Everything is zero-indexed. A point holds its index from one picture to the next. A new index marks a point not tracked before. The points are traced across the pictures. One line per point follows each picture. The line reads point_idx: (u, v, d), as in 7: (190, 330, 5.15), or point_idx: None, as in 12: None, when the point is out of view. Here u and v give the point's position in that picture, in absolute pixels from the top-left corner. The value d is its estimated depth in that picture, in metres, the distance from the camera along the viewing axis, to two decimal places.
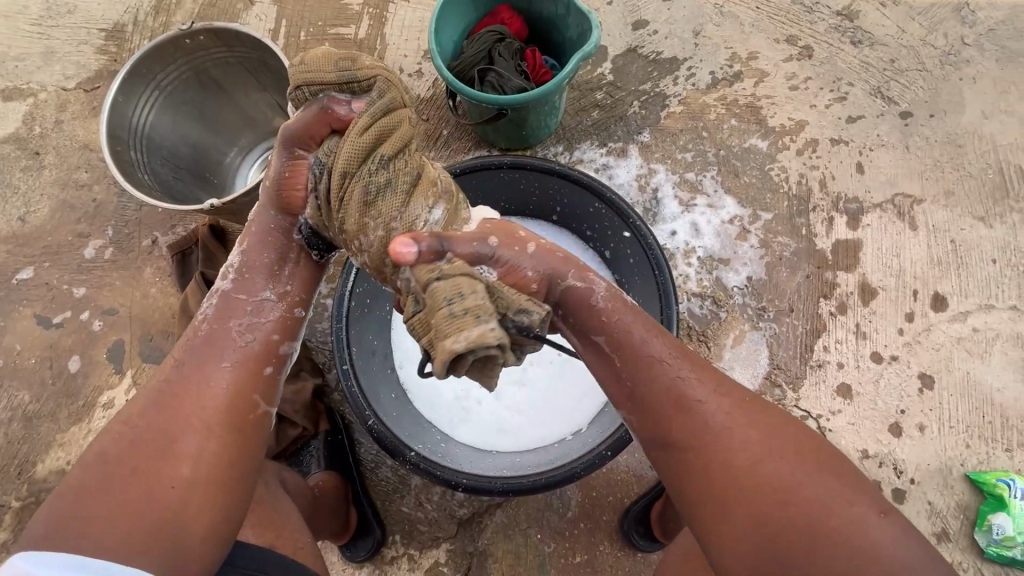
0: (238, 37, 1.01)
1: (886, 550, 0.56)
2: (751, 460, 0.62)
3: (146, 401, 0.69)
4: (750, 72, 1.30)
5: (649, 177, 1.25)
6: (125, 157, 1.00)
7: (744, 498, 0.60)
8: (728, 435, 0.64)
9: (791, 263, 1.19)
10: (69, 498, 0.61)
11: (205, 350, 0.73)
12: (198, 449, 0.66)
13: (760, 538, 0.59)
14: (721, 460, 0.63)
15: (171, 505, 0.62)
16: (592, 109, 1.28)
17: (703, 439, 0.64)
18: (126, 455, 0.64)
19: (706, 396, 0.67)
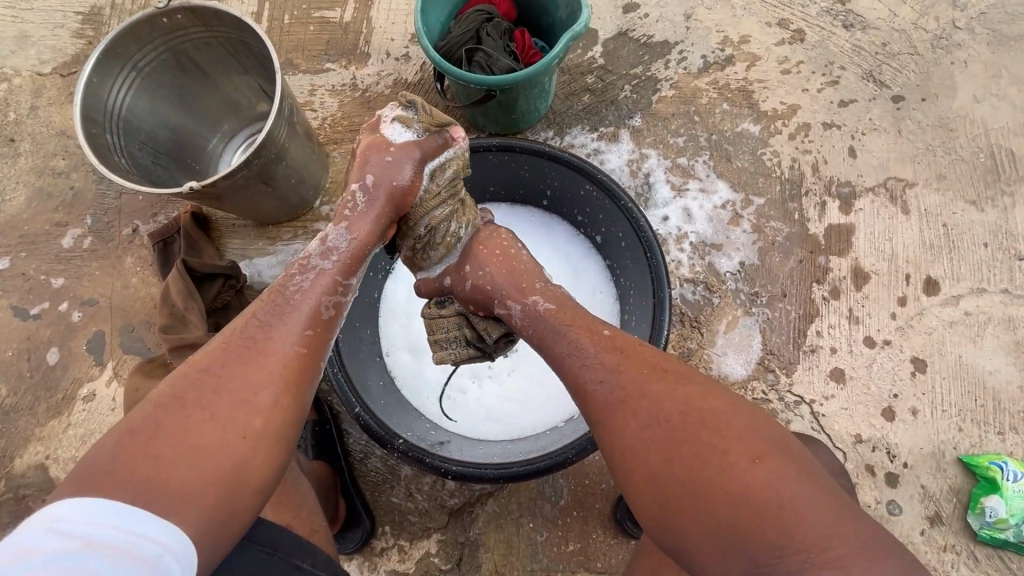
0: (218, 18, 0.98)
1: (784, 506, 0.52)
2: (658, 434, 0.58)
3: (215, 349, 0.64)
4: (742, 55, 1.29)
5: (641, 162, 1.23)
6: (101, 141, 0.96)
7: (650, 473, 0.57)
8: (628, 410, 0.61)
9: (783, 248, 1.18)
10: (128, 440, 0.56)
11: (284, 309, 0.68)
12: (270, 411, 0.61)
13: (671, 511, 0.56)
14: (629, 431, 0.60)
15: (236, 468, 0.57)
16: (583, 94, 1.26)
17: (611, 409, 0.62)
18: (196, 402, 0.59)
19: (607, 373, 0.64)
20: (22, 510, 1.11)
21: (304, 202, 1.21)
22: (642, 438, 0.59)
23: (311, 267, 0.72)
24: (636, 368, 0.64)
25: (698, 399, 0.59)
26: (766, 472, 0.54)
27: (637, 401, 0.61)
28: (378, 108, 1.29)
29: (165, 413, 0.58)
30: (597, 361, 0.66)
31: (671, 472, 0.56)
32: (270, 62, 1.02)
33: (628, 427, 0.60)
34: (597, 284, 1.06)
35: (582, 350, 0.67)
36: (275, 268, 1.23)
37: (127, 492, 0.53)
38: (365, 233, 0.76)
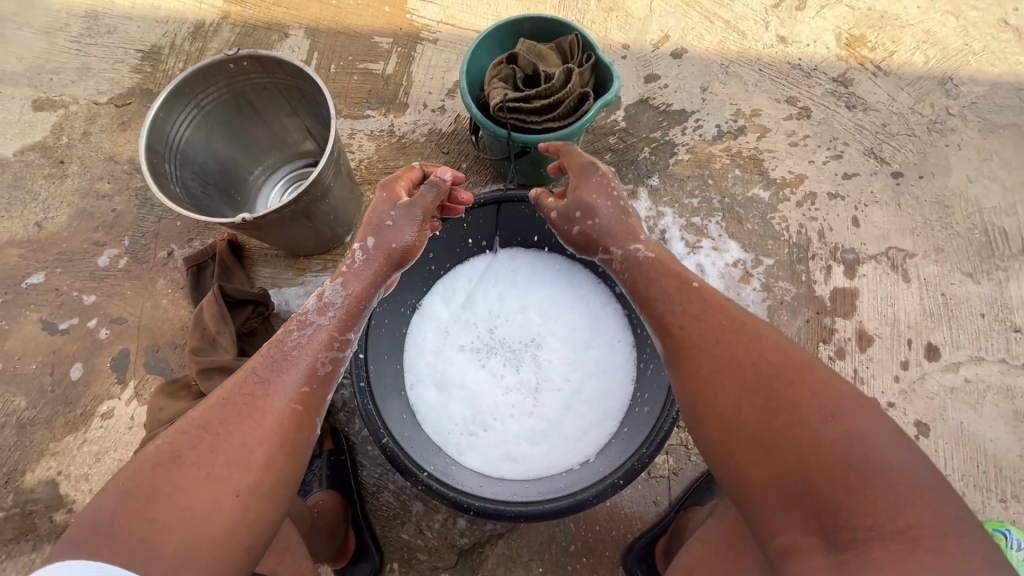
0: (280, 67, 1.07)
1: (859, 441, 0.58)
2: (750, 394, 0.67)
3: (209, 409, 0.67)
4: (754, 127, 1.39)
5: (658, 219, 1.31)
6: (160, 170, 1.02)
7: (746, 445, 0.65)
8: (717, 364, 0.72)
9: (791, 308, 1.24)
10: (118, 501, 0.59)
11: (280, 366, 0.72)
12: (261, 467, 0.65)
13: (771, 483, 0.62)
14: (713, 375, 0.71)
15: (228, 529, 0.61)
16: (605, 153, 1.35)
17: (699, 360, 0.74)
18: (193, 462, 0.62)
19: (688, 321, 0.78)
20: (27, 526, 1.10)
21: (337, 238, 1.27)
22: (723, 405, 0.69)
23: (300, 328, 0.77)
24: (718, 316, 0.77)
25: (771, 351, 0.70)
26: (827, 424, 0.60)
27: (721, 350, 0.73)
28: (413, 154, 1.37)
29: (161, 472, 0.61)
30: (699, 324, 0.77)
31: (758, 494, 0.63)
32: (323, 108, 1.10)
33: (713, 388, 0.71)
34: (615, 332, 1.10)
35: (666, 299, 0.82)
36: (302, 297, 1.27)
37: (113, 552, 0.55)
38: (357, 292, 0.83)
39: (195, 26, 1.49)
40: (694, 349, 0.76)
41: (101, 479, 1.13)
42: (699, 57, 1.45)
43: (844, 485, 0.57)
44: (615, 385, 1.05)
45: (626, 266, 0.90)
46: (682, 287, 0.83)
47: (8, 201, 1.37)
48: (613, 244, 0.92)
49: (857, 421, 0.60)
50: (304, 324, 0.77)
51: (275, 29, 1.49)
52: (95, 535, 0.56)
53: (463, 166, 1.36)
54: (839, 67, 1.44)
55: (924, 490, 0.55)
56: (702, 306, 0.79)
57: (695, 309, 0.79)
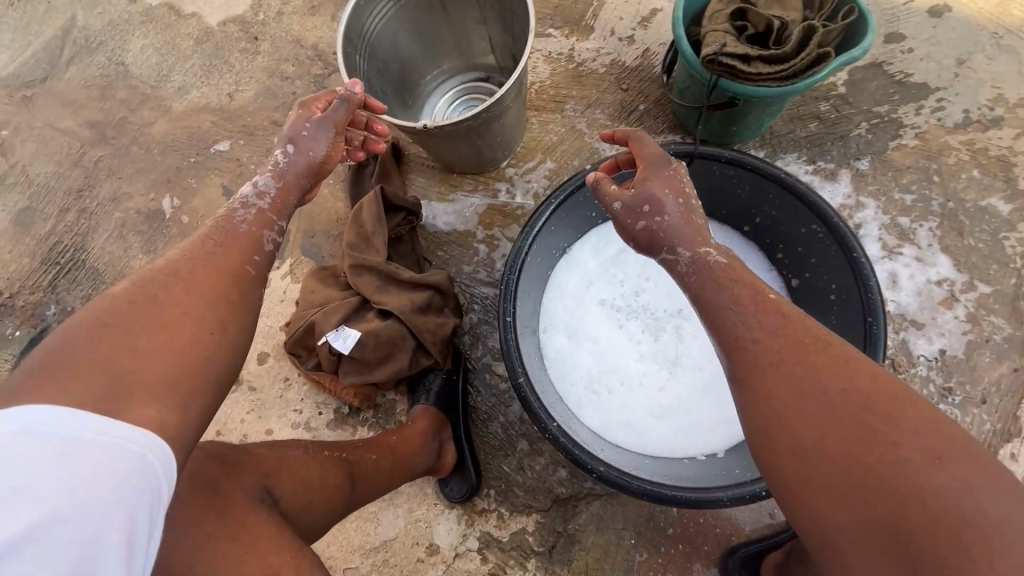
0: None
1: (983, 506, 0.46)
2: (842, 431, 0.52)
3: (152, 270, 0.62)
4: (1015, 120, 1.11)
5: (855, 210, 1.11)
6: (352, 61, 1.02)
7: (836, 490, 0.51)
8: (806, 394, 0.55)
9: (998, 349, 1.03)
10: (61, 345, 0.53)
11: (231, 237, 0.70)
12: (203, 329, 0.60)
13: (865, 536, 0.49)
14: (793, 411, 0.55)
15: (186, 373, 0.57)
16: (810, 120, 1.16)
17: (778, 392, 0.57)
18: (151, 315, 0.58)
19: (763, 334, 0.61)
20: None
21: (494, 161, 1.23)
22: (808, 449, 0.54)
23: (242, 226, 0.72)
24: (792, 326, 0.60)
25: (865, 381, 0.54)
26: (933, 469, 0.48)
27: (805, 376, 0.56)
28: (588, 85, 1.26)
29: (112, 332, 0.55)
30: (770, 332, 0.60)
31: (853, 560, 0.51)
32: (516, 19, 1.03)
33: (795, 428, 0.55)
34: None
35: (729, 309, 0.64)
36: (450, 215, 1.26)
37: (64, 391, 0.50)
38: (291, 184, 0.78)
39: None
40: (775, 378, 0.58)
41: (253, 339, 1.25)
42: (966, 20, 1.16)
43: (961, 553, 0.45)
44: None
45: (692, 273, 0.68)
46: (754, 291, 0.64)
47: (209, 68, 1.47)
48: (681, 245, 0.70)
49: (970, 473, 0.48)
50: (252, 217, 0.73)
51: None
52: (55, 370, 0.51)
53: (639, 108, 1.23)
54: None
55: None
56: (781, 318, 0.61)
57: (772, 323, 0.61)
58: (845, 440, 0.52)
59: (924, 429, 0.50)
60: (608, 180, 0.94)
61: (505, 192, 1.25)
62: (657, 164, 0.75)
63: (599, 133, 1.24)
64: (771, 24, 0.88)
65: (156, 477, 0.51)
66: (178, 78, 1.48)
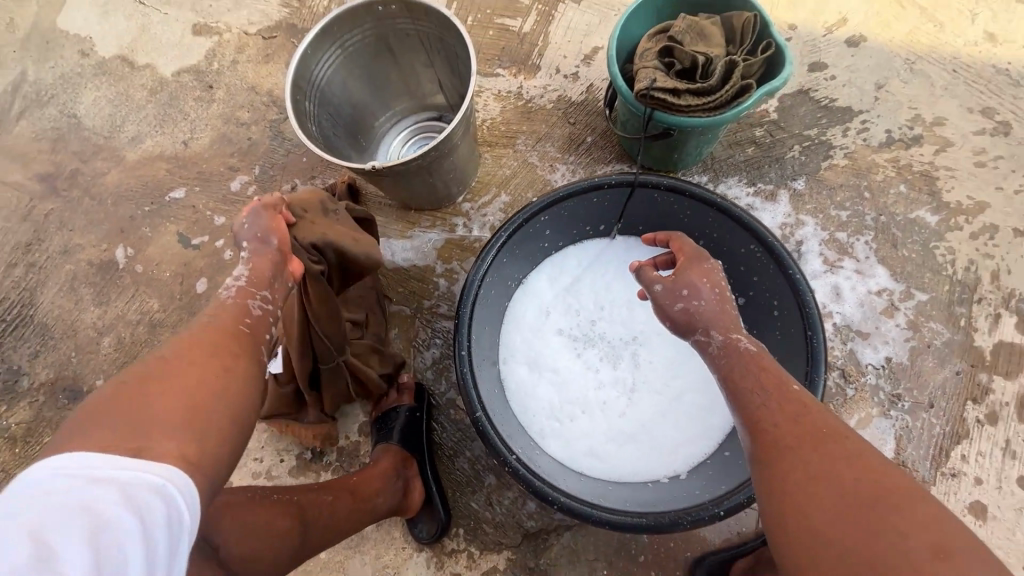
0: (427, 15, 1.04)
1: None
2: (852, 514, 0.52)
3: (187, 342, 0.61)
4: (933, 138, 1.19)
5: (796, 228, 1.17)
6: (301, 107, 1.04)
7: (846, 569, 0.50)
8: (816, 475, 0.57)
9: (940, 354, 1.07)
10: (119, 390, 0.55)
11: (221, 311, 0.67)
12: (211, 421, 0.56)
13: None
14: (808, 495, 0.56)
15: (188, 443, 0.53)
16: (747, 145, 1.22)
17: (797, 460, 0.59)
18: (157, 388, 0.55)
19: (781, 420, 0.63)
20: None
21: (449, 196, 1.26)
22: (811, 515, 0.55)
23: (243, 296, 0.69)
24: (803, 410, 0.63)
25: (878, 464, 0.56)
26: (937, 561, 0.47)
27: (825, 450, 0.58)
28: (537, 120, 1.31)
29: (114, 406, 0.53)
30: (786, 418, 0.63)
31: None
32: (461, 61, 1.08)
33: (804, 498, 0.56)
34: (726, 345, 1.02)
35: (752, 391, 0.67)
36: (408, 251, 1.27)
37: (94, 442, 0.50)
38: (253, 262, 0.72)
39: None
40: (787, 450, 0.60)
41: None
42: (880, 48, 1.25)
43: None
44: (719, 402, 0.98)
45: (722, 354, 0.72)
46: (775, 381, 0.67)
47: (163, 117, 1.47)
48: (716, 329, 0.74)
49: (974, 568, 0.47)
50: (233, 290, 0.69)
51: None
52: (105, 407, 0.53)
53: (587, 140, 1.28)
54: None
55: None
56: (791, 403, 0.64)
57: (787, 409, 0.64)
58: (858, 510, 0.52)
59: (927, 521, 0.50)
60: (557, 210, 0.97)
61: (462, 226, 1.27)
62: (697, 258, 0.82)
63: (550, 165, 1.28)
64: (696, 60, 0.93)
65: (179, 512, 0.49)
66: (132, 128, 1.48)
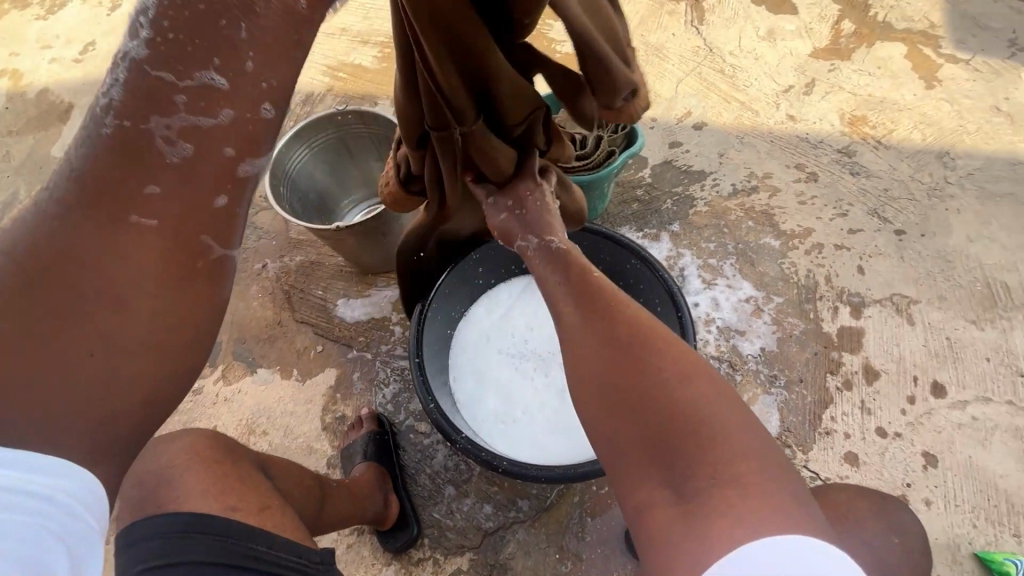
0: (375, 120, 1.37)
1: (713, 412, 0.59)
2: (629, 364, 0.65)
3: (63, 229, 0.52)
4: (765, 186, 1.59)
5: (677, 259, 1.49)
6: (277, 191, 1.32)
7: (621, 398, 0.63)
8: (604, 335, 0.69)
9: (800, 340, 1.35)
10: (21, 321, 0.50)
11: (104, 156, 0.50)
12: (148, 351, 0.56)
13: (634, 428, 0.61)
14: (596, 353, 0.68)
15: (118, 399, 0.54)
16: (632, 202, 1.58)
17: (618, 376, 0.65)
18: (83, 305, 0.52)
19: (583, 291, 0.77)
20: None
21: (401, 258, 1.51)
22: (600, 366, 0.67)
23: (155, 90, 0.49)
24: (605, 290, 0.76)
25: (690, 368, 0.62)
26: (681, 385, 0.61)
27: (649, 365, 0.64)
28: None
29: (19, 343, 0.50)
30: (588, 292, 0.76)
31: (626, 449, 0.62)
32: None
33: (619, 415, 0.63)
34: None
35: (561, 278, 0.80)
36: (366, 307, 1.49)
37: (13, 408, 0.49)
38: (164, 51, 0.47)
39: (306, 95, 1.88)
40: (589, 321, 0.72)
41: None
42: (718, 130, 1.69)
43: (711, 513, 0.54)
44: None
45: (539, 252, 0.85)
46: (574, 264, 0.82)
47: None
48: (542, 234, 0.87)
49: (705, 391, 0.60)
50: (173, 132, 0.50)
51: (368, 98, 1.85)
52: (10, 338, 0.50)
53: None
54: (843, 141, 1.65)
55: (799, 512, 0.53)
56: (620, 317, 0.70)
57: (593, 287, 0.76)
58: (660, 421, 0.60)
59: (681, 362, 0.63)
60: (484, 251, 1.24)
61: None
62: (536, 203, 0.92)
63: None
64: (574, 137, 1.30)
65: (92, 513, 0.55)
66: None
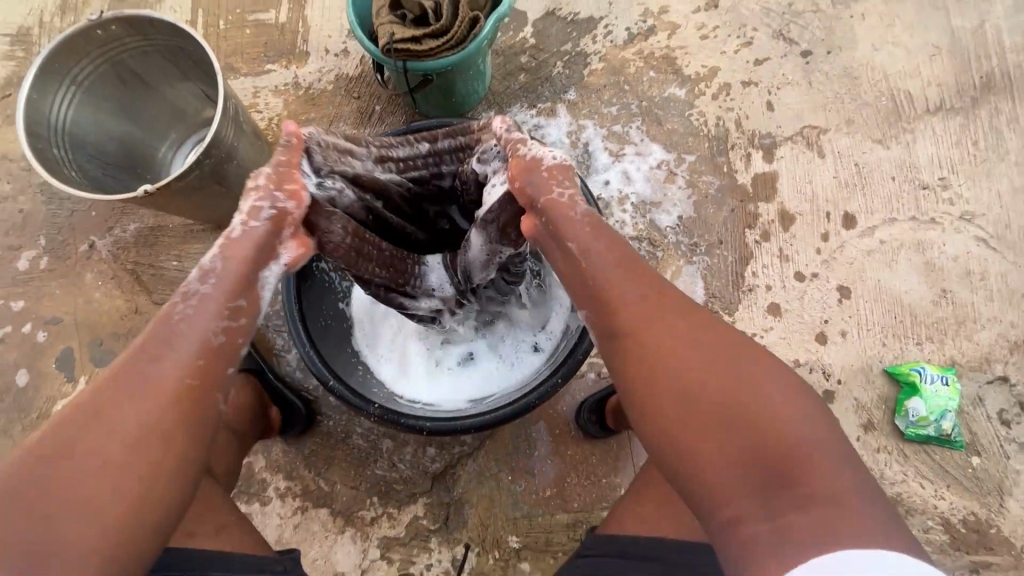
0: (154, 25, 1.00)
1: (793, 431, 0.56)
2: (700, 379, 0.59)
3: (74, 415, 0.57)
4: (663, 25, 1.37)
5: (579, 132, 1.31)
6: (49, 155, 0.98)
7: (694, 398, 0.59)
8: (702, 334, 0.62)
9: (716, 200, 1.27)
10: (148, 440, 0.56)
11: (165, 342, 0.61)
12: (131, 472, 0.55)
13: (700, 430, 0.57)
14: (672, 352, 0.61)
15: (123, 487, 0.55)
16: (519, 73, 1.33)
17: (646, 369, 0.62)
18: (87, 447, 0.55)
19: (645, 294, 0.66)
20: None
21: None
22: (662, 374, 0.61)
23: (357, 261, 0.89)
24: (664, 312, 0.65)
25: (720, 365, 0.60)
26: (756, 388, 0.58)
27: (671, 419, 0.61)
28: (324, 104, 1.33)
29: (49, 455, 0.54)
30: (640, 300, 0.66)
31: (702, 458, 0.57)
32: (210, 66, 1.05)
33: (679, 429, 0.59)
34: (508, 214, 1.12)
35: (629, 293, 0.66)
36: None
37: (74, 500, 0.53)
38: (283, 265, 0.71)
39: None
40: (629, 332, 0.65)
41: None
42: None
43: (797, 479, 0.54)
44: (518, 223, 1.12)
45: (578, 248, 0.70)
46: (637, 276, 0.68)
47: None
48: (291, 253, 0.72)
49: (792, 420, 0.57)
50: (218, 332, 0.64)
51: None
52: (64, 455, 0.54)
53: (376, 109, 1.32)
54: None
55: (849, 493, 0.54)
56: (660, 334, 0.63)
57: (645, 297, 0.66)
58: (748, 403, 0.57)
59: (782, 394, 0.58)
60: None
61: None
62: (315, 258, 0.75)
63: None
64: (423, 6, 1.01)
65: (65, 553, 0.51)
66: None
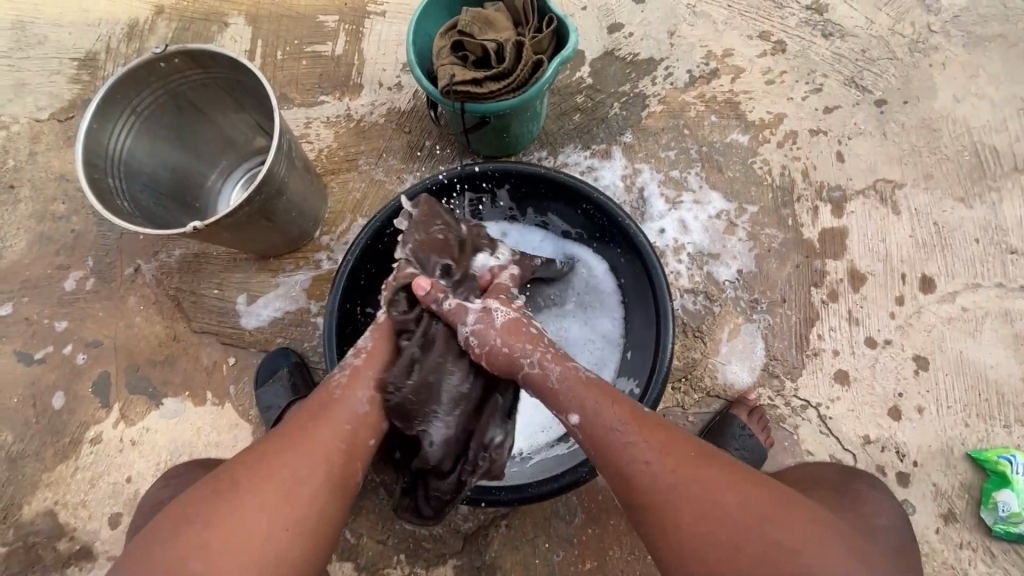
0: (214, 59, 1.00)
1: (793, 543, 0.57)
2: (688, 495, 0.61)
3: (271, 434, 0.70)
4: (727, 69, 1.31)
5: (634, 177, 1.26)
6: (103, 185, 0.98)
7: (692, 511, 0.60)
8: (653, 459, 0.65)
9: (779, 254, 1.19)
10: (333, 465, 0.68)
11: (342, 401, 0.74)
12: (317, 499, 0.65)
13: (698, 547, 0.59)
14: (662, 473, 0.63)
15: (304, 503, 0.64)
16: (573, 113, 1.30)
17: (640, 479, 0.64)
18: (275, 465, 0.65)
19: (618, 419, 0.69)
20: (31, 558, 1.10)
21: (304, 235, 1.22)
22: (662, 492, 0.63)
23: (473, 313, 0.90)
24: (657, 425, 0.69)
25: (682, 483, 0.62)
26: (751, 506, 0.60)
27: (675, 492, 0.62)
28: (374, 137, 1.31)
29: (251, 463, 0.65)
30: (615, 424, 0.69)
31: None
32: (266, 99, 1.04)
33: (704, 545, 0.59)
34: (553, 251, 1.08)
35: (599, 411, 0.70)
36: (273, 303, 1.23)
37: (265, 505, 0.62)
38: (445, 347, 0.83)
39: (130, 25, 1.41)
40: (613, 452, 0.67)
41: (98, 504, 1.12)
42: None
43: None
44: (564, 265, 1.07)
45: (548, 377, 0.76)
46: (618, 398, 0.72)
47: None
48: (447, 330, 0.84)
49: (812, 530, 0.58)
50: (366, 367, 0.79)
51: (214, 19, 1.41)
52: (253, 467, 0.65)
53: (426, 144, 1.30)
54: None
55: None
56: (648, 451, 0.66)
57: (621, 421, 0.68)
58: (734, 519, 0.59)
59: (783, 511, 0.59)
60: (399, 224, 1.01)
61: (327, 260, 1.25)
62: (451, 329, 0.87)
63: (398, 178, 1.29)
64: (486, 47, 0.98)
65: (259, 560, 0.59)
66: None
